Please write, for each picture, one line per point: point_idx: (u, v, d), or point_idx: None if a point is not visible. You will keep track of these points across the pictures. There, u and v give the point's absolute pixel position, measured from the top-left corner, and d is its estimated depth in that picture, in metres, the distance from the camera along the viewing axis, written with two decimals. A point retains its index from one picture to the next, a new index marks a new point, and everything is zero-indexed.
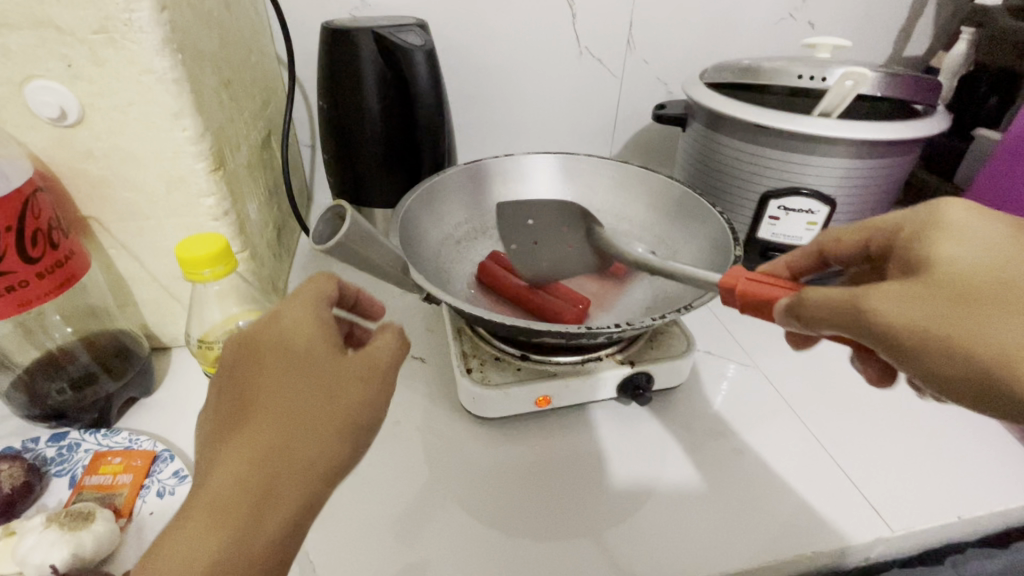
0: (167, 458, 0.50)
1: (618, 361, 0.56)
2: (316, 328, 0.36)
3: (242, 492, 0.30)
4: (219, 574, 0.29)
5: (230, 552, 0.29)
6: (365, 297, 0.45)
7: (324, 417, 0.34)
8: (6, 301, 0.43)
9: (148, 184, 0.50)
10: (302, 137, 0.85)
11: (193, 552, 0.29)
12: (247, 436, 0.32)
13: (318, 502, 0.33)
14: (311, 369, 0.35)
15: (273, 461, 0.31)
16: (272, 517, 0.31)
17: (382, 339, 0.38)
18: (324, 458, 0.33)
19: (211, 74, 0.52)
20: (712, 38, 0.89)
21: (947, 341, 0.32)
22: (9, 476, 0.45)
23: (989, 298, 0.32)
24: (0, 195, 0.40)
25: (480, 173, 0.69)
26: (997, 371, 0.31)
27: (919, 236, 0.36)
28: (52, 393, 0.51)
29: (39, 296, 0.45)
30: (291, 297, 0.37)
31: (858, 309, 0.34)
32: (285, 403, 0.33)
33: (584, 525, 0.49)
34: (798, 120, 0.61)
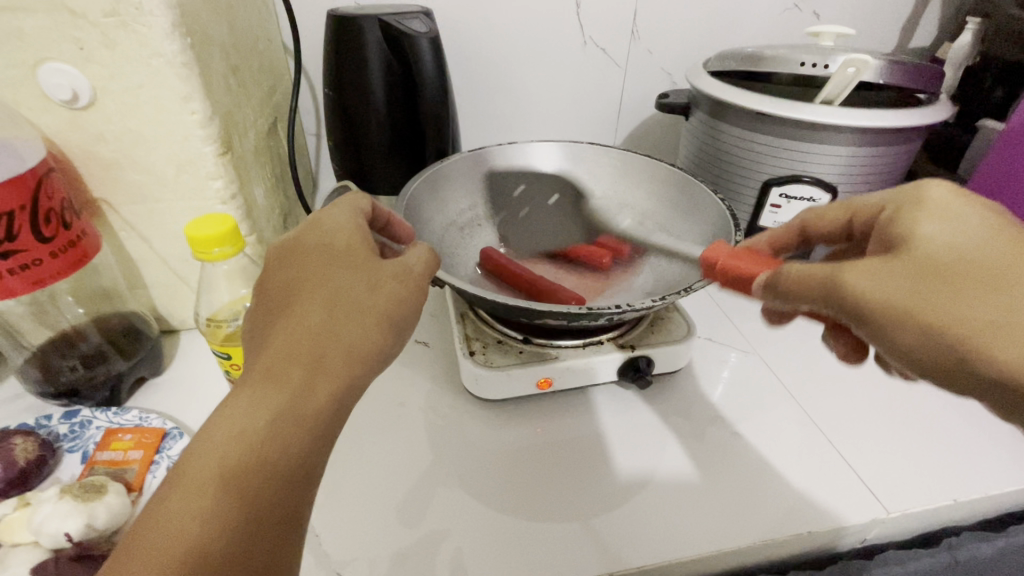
0: (176, 435, 0.51)
1: (619, 345, 0.57)
2: (356, 232, 0.40)
3: (295, 363, 0.33)
4: (277, 428, 0.31)
5: (288, 409, 0.32)
6: (396, 219, 0.47)
7: (365, 305, 0.37)
8: (21, 278, 0.44)
9: (157, 166, 0.51)
10: (308, 126, 0.86)
11: (255, 410, 0.32)
12: (297, 317, 0.35)
13: (363, 381, 0.36)
14: (353, 264, 0.38)
15: (322, 339, 0.35)
16: (322, 387, 0.33)
17: (414, 251, 0.42)
18: (366, 342, 0.36)
19: (219, 59, 0.53)
20: (716, 28, 0.89)
21: (914, 312, 0.34)
22: (25, 449, 0.46)
23: (956, 276, 0.34)
24: (15, 174, 0.41)
25: (484, 160, 0.70)
26: (962, 344, 0.33)
27: (903, 214, 0.39)
28: (64, 371, 0.52)
29: (52, 274, 0.46)
30: (332, 206, 0.41)
31: (834, 278, 0.37)
32: (331, 290, 0.36)
33: (584, 505, 0.50)
34: (800, 107, 0.62)
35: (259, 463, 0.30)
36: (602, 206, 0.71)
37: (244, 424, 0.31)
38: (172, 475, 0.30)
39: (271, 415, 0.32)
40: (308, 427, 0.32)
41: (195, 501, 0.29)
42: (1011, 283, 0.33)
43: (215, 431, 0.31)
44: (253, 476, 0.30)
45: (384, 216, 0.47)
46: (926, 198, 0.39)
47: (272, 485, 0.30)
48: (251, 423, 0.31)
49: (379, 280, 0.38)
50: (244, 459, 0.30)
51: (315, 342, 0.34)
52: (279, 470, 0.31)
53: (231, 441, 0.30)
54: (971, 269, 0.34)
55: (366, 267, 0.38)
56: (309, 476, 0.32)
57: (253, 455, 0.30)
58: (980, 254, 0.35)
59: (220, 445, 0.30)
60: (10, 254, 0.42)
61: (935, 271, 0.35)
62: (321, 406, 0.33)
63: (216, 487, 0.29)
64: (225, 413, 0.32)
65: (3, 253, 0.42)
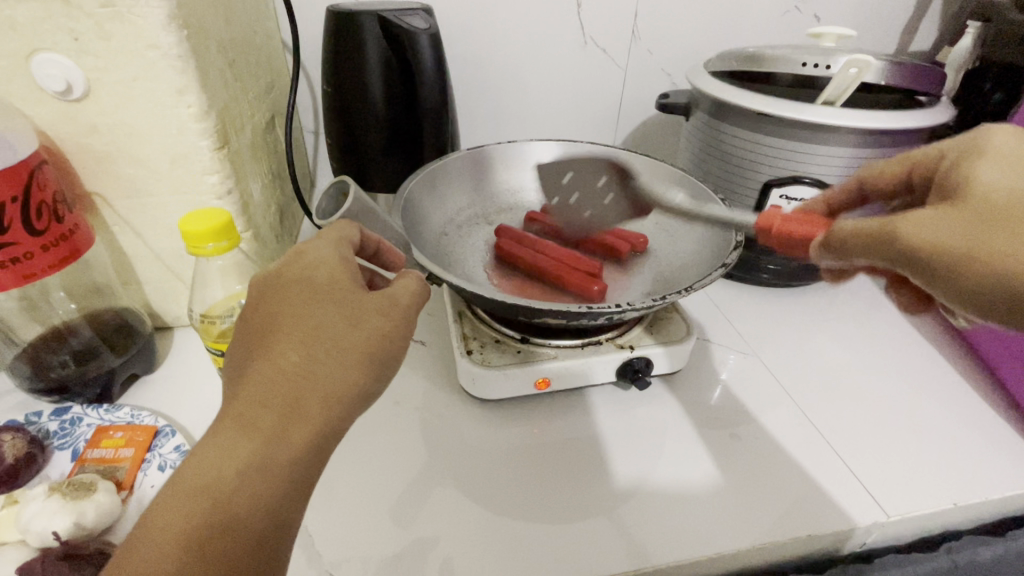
0: (168, 433, 0.50)
1: (618, 345, 0.57)
2: (340, 264, 0.38)
3: (268, 410, 0.33)
4: (248, 478, 0.31)
5: (257, 461, 0.31)
6: (386, 247, 0.46)
7: (345, 345, 0.36)
8: (10, 272, 0.43)
9: (152, 160, 0.50)
10: (306, 123, 0.85)
11: (222, 462, 0.31)
12: (272, 358, 0.34)
13: (340, 426, 0.35)
14: (334, 300, 0.37)
15: (297, 383, 0.34)
16: (296, 432, 0.33)
17: (403, 282, 0.40)
18: (346, 383, 0.35)
19: (216, 53, 0.52)
20: (718, 29, 0.89)
21: (978, 254, 0.34)
22: (13, 446, 0.45)
23: (1018, 219, 0.34)
24: (6, 166, 0.41)
25: (482, 159, 0.69)
26: (1021, 282, 0.33)
27: (962, 162, 0.40)
28: (56, 368, 0.51)
29: (43, 268, 0.45)
30: (318, 235, 0.40)
31: (889, 236, 0.37)
32: (309, 329, 0.35)
33: (581, 507, 0.50)
34: (801, 108, 0.61)
35: (223, 520, 0.30)
36: None
37: (211, 477, 0.31)
38: (133, 533, 0.30)
39: (238, 468, 0.31)
40: (278, 480, 0.32)
41: (154, 564, 0.28)
42: None
43: (180, 486, 0.30)
44: (215, 533, 0.30)
45: (374, 244, 0.45)
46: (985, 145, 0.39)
47: (235, 544, 0.30)
48: (218, 478, 0.31)
49: (362, 316, 0.37)
50: (208, 516, 0.30)
51: (290, 386, 0.34)
52: (243, 527, 0.30)
53: (196, 497, 0.30)
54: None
55: (348, 303, 0.37)
56: (284, 524, 0.32)
57: (221, 507, 0.30)
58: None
59: (185, 502, 0.30)
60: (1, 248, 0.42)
61: (1004, 214, 0.35)
62: (292, 457, 0.32)
63: (178, 546, 0.29)
64: (194, 464, 0.31)
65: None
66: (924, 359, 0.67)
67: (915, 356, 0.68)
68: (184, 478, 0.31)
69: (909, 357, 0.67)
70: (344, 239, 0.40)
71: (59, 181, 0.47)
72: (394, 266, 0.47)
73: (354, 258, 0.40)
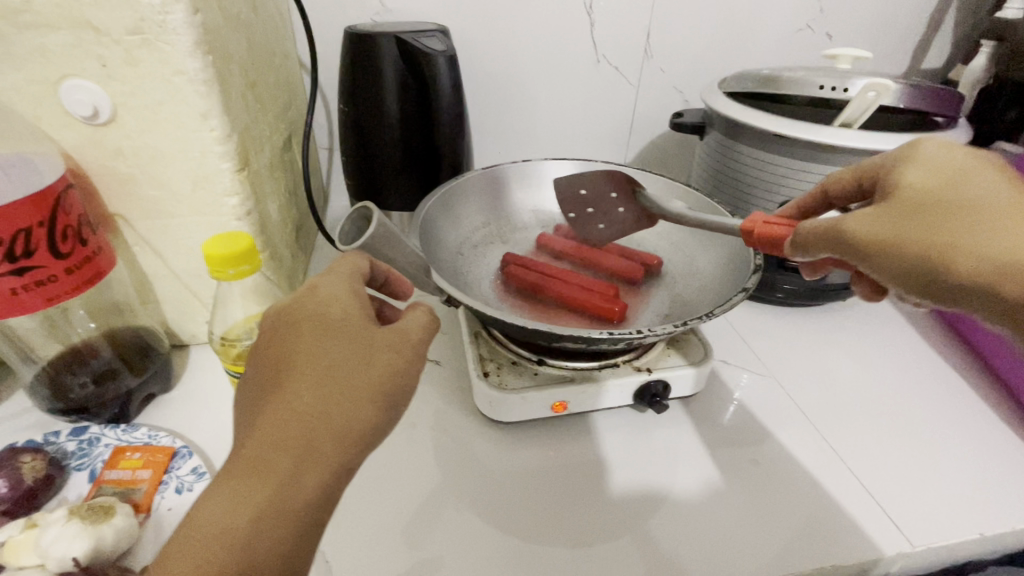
0: (185, 454, 0.50)
1: (635, 367, 0.56)
2: (352, 299, 0.39)
3: (280, 453, 0.33)
4: (262, 525, 0.31)
5: (270, 506, 0.31)
6: (394, 277, 0.45)
7: (359, 382, 0.36)
8: (34, 295, 0.43)
9: (174, 182, 0.50)
10: (321, 141, 0.86)
11: (236, 508, 0.31)
12: (286, 397, 0.35)
13: (352, 466, 0.35)
14: (346, 338, 0.37)
15: (309, 424, 0.34)
16: (310, 474, 0.33)
17: (415, 315, 0.41)
18: (359, 421, 0.35)
19: (238, 75, 0.53)
20: (730, 48, 0.90)
21: (894, 247, 0.37)
22: (32, 468, 0.46)
23: (940, 208, 0.36)
24: (32, 190, 0.41)
25: (498, 179, 0.69)
26: (937, 264, 0.35)
27: (896, 168, 0.41)
28: (75, 388, 0.51)
29: (66, 291, 0.45)
30: (328, 271, 0.41)
31: (833, 230, 0.40)
32: (322, 368, 0.35)
33: (599, 533, 0.49)
34: (819, 130, 0.61)
35: (238, 568, 0.30)
36: None
37: (224, 525, 0.30)
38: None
39: (252, 513, 0.31)
40: (291, 526, 0.32)
41: None
42: (992, 207, 0.35)
43: (192, 535, 0.30)
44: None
45: (382, 274, 0.45)
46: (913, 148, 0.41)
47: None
48: (231, 525, 0.31)
49: (373, 353, 0.37)
50: (222, 565, 0.30)
51: (303, 427, 0.34)
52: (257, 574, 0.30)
53: (209, 545, 0.30)
54: (972, 201, 0.36)
55: (360, 339, 0.37)
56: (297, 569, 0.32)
57: (235, 554, 0.30)
58: (971, 187, 0.36)
59: (196, 550, 0.30)
60: (26, 271, 0.42)
61: (932, 209, 0.37)
62: (305, 500, 0.32)
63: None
64: (206, 510, 0.31)
65: (18, 270, 0.42)
66: (943, 382, 0.66)
67: (933, 378, 0.67)
68: (195, 526, 0.31)
69: (928, 379, 0.67)
70: (355, 273, 0.41)
71: (83, 203, 0.47)
72: (404, 295, 0.47)
73: (365, 293, 0.41)
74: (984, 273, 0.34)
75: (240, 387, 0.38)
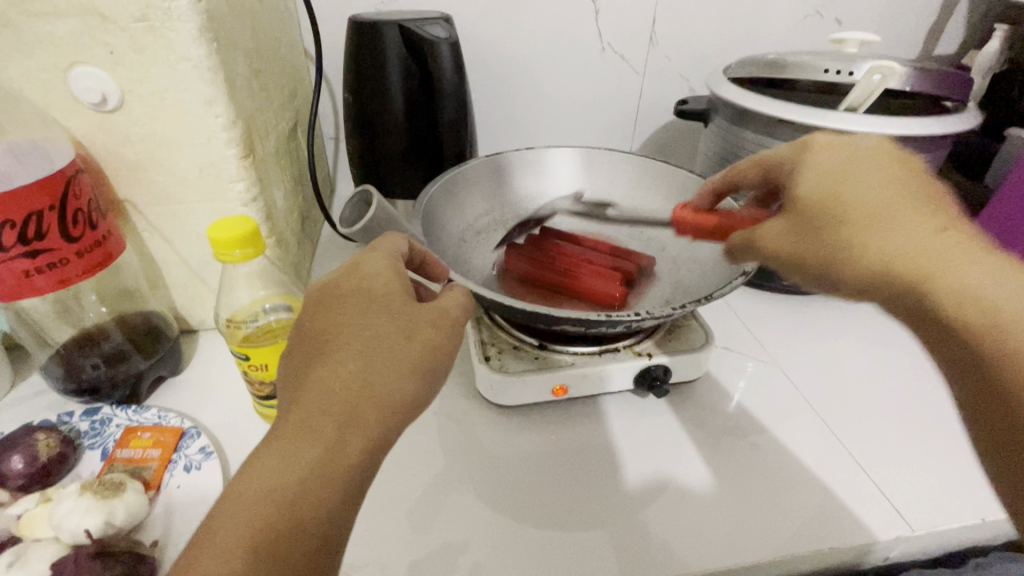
0: (194, 434, 0.51)
1: (636, 352, 0.56)
2: (394, 276, 0.41)
3: (328, 417, 0.34)
4: (310, 485, 0.32)
5: (320, 465, 0.33)
6: (432, 258, 0.47)
7: (399, 355, 0.38)
8: (46, 276, 0.45)
9: (181, 168, 0.51)
10: (327, 130, 0.87)
11: (288, 467, 0.32)
12: (330, 365, 0.36)
13: (391, 436, 0.36)
14: (388, 312, 0.39)
15: (355, 392, 0.35)
16: (354, 439, 0.34)
17: (451, 297, 0.43)
18: (400, 392, 0.36)
19: (243, 63, 0.54)
20: (738, 35, 0.89)
21: (805, 247, 0.42)
22: (47, 445, 0.47)
23: (823, 218, 0.40)
24: (42, 174, 0.42)
25: (502, 166, 0.69)
26: (828, 267, 0.41)
27: (792, 170, 0.44)
28: (87, 369, 0.53)
29: (79, 273, 0.46)
30: (372, 248, 0.43)
31: (753, 243, 0.47)
32: (365, 340, 0.37)
33: (601, 514, 0.50)
34: (825, 114, 0.61)
35: (293, 521, 0.31)
36: (618, 213, 0.71)
37: (277, 481, 0.32)
38: (198, 539, 0.30)
39: (300, 475, 0.32)
40: (339, 487, 0.33)
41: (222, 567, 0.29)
42: (866, 213, 0.38)
43: (247, 488, 0.31)
44: (283, 535, 0.31)
45: (420, 255, 0.47)
46: (811, 147, 0.43)
47: (298, 549, 0.31)
48: (284, 483, 0.32)
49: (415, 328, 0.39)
50: (276, 517, 0.31)
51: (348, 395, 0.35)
52: (304, 533, 0.31)
53: (261, 500, 0.31)
54: (854, 201, 0.39)
55: (401, 314, 0.39)
56: (339, 533, 0.33)
57: (285, 512, 0.31)
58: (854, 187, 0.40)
59: (251, 505, 0.31)
60: (38, 253, 0.43)
61: (823, 210, 0.40)
62: (350, 463, 0.33)
63: (247, 548, 0.30)
64: (257, 468, 0.32)
65: (30, 252, 0.43)
66: None
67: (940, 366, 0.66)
68: (248, 482, 0.32)
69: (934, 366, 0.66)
70: (396, 253, 0.43)
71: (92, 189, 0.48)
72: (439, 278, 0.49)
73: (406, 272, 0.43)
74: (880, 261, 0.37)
75: (284, 359, 0.40)
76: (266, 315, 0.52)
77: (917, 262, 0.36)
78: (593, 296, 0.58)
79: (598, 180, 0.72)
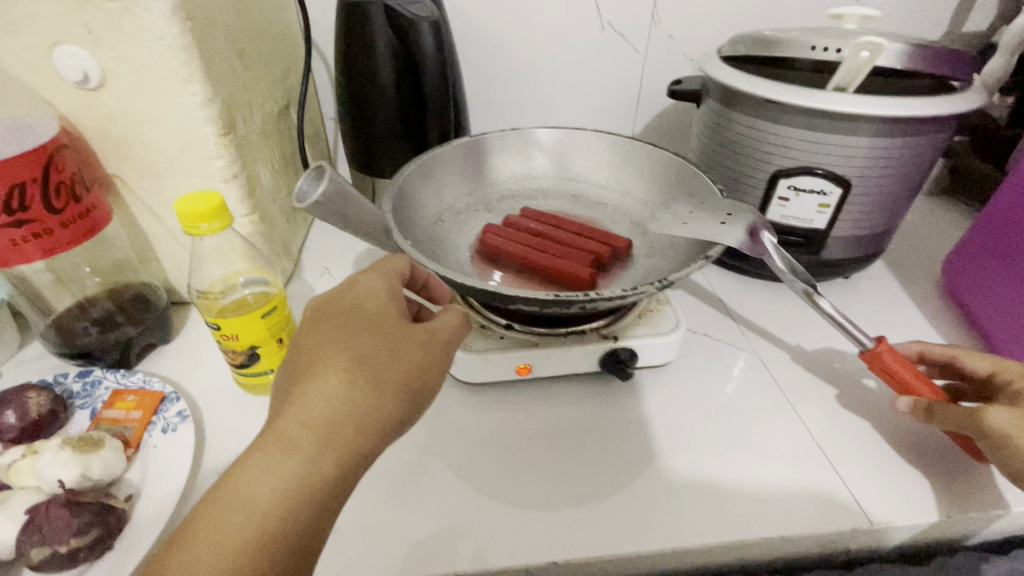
0: (173, 398, 0.54)
1: (602, 335, 0.56)
2: (388, 297, 0.43)
3: (313, 432, 0.36)
4: (290, 496, 0.34)
5: (300, 478, 0.35)
6: (433, 281, 0.52)
7: (385, 375, 0.39)
8: (34, 246, 0.48)
9: (162, 144, 0.53)
10: (326, 110, 0.88)
11: (268, 477, 0.34)
12: (319, 380, 0.38)
13: (369, 456, 0.38)
14: (379, 331, 0.41)
15: (340, 408, 0.37)
16: (334, 455, 0.36)
17: (446, 317, 0.45)
18: (383, 411, 0.38)
19: (225, 43, 0.55)
20: (744, 13, 0.85)
21: None
22: (37, 403, 0.51)
23: None
24: (24, 148, 0.45)
25: (484, 146, 0.69)
26: None
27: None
28: (80, 333, 0.57)
29: (65, 243, 0.49)
30: (369, 269, 0.45)
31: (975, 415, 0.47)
32: (354, 356, 0.39)
33: (555, 494, 0.50)
34: (811, 94, 0.58)
35: (268, 529, 0.33)
36: (602, 195, 0.71)
37: (255, 490, 0.34)
38: (181, 536, 0.33)
39: (280, 486, 0.34)
40: (316, 502, 0.35)
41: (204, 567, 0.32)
42: None
43: (227, 493, 0.34)
44: (259, 540, 0.33)
45: (422, 277, 0.51)
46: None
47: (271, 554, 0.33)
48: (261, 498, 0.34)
49: (403, 349, 0.41)
50: (254, 524, 0.33)
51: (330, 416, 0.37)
52: (281, 543, 0.34)
53: (244, 507, 0.33)
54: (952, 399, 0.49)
55: (391, 335, 0.41)
56: (313, 541, 0.35)
57: (262, 520, 0.33)
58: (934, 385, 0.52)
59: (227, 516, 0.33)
60: (24, 223, 0.46)
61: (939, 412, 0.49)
62: (326, 484, 0.35)
63: (228, 551, 0.32)
64: (243, 476, 0.34)
65: (16, 222, 0.46)
66: None
67: None
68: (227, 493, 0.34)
69: None
70: (392, 274, 0.45)
71: (78, 163, 0.51)
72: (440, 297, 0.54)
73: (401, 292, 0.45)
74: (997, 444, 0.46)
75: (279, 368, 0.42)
76: (241, 288, 0.55)
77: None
78: (562, 275, 0.58)
79: (582, 161, 0.72)
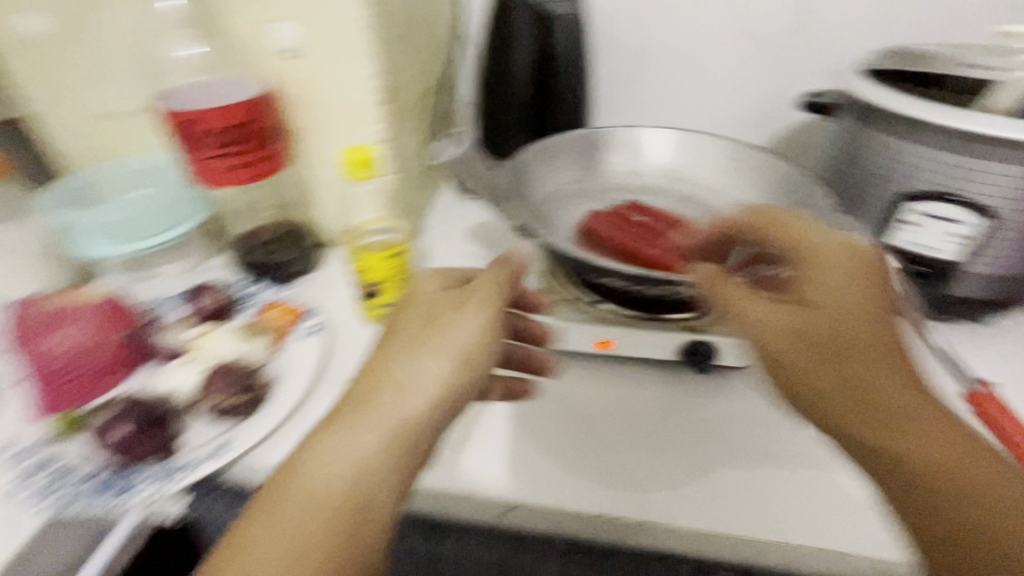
0: (312, 313, 0.65)
1: (685, 327, 0.58)
2: (443, 278, 0.45)
3: (361, 408, 0.37)
4: (345, 475, 0.35)
5: (354, 457, 0.36)
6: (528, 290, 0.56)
7: (440, 344, 0.40)
8: (231, 176, 0.61)
9: (332, 106, 0.64)
10: (462, 95, 0.98)
11: (322, 456, 0.36)
12: (373, 358, 0.40)
13: (427, 429, 0.38)
14: (434, 306, 0.42)
15: (386, 382, 0.38)
16: (380, 430, 0.37)
17: (499, 274, 0.44)
18: (434, 380, 0.39)
19: (394, 23, 0.65)
20: (905, 26, 0.79)
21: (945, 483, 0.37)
22: (217, 297, 0.64)
23: (949, 479, 0.37)
24: (240, 99, 0.58)
25: (601, 138, 0.74)
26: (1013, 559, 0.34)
27: None
28: (252, 253, 0.71)
29: (252, 177, 0.62)
30: (429, 252, 0.48)
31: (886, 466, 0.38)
32: (410, 331, 0.41)
33: (612, 462, 0.52)
34: (958, 114, 0.56)
35: (326, 507, 0.34)
36: (711, 196, 0.71)
37: (310, 467, 0.36)
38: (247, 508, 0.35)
39: (330, 465, 0.35)
40: (368, 478, 0.36)
41: (270, 547, 0.33)
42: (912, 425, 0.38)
43: (285, 471, 0.36)
44: (316, 519, 0.34)
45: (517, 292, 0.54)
46: None
47: (326, 532, 0.34)
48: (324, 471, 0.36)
49: (466, 321, 0.42)
50: (313, 502, 0.35)
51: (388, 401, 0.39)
52: (341, 522, 0.34)
53: (302, 486, 0.35)
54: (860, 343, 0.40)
55: (447, 307, 0.42)
56: (366, 520, 0.35)
57: (321, 498, 0.35)
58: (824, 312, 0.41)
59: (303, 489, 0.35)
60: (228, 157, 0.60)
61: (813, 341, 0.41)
62: (381, 452, 0.36)
63: (294, 529, 0.34)
64: (304, 455, 0.36)
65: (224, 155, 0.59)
66: None
67: None
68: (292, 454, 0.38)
69: None
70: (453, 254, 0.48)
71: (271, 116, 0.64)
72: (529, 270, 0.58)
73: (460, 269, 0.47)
74: (855, 413, 0.39)
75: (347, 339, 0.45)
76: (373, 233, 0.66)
77: (943, 460, 0.37)
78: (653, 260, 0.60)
79: (695, 163, 0.73)
